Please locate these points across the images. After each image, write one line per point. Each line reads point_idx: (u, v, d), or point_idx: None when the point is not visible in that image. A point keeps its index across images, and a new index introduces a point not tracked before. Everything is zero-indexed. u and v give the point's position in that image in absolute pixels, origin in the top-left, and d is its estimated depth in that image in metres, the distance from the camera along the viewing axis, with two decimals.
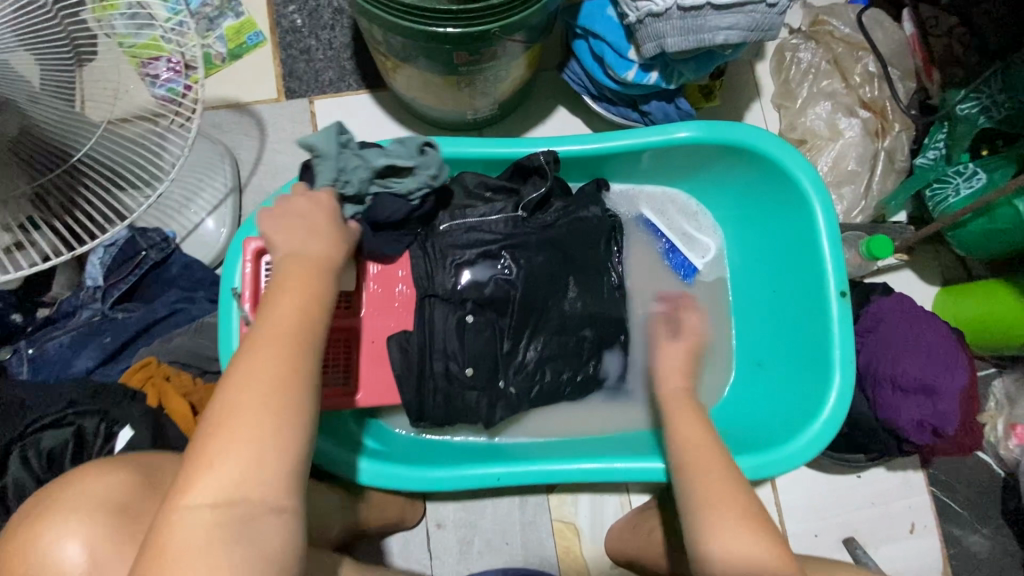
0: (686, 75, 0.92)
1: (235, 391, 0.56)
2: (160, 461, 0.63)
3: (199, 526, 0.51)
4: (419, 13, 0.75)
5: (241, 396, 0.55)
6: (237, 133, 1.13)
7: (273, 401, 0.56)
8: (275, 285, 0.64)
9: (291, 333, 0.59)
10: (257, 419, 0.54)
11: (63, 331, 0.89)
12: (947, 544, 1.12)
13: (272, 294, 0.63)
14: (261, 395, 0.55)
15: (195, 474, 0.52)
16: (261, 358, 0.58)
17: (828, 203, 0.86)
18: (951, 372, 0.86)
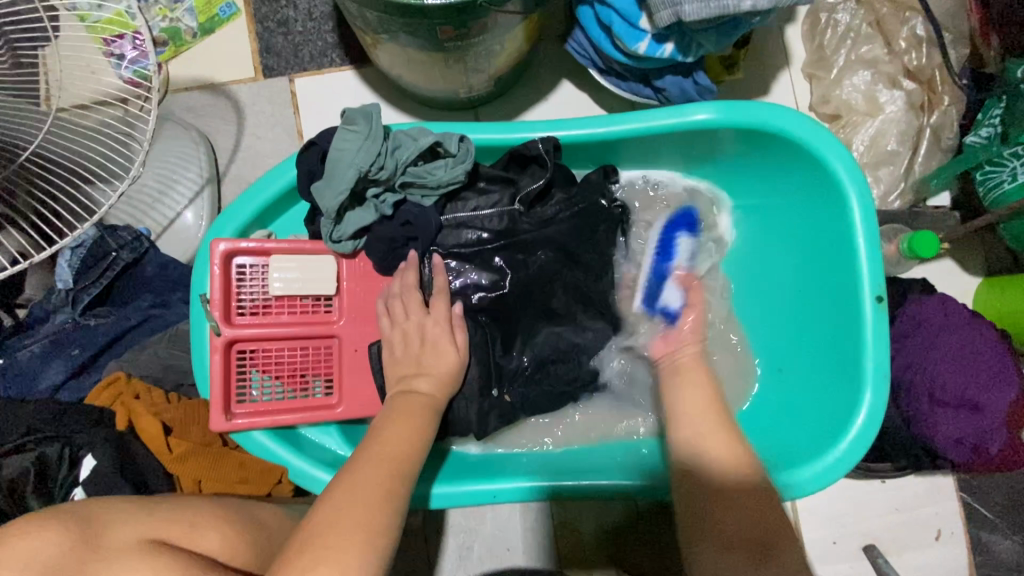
0: (706, 46, 0.80)
1: (388, 434, 0.66)
2: (99, 511, 0.59)
3: (348, 518, 0.56)
4: None
5: (391, 434, 0.66)
6: (213, 117, 1.05)
7: (393, 480, 0.61)
8: (389, 415, 0.70)
9: (429, 402, 0.72)
10: (382, 481, 0.60)
11: (33, 340, 0.84)
12: (974, 551, 1.06)
13: (392, 404, 0.71)
14: (409, 435, 0.67)
15: (323, 524, 0.55)
16: (385, 454, 0.64)
17: (866, 192, 0.75)
18: (998, 385, 0.77)
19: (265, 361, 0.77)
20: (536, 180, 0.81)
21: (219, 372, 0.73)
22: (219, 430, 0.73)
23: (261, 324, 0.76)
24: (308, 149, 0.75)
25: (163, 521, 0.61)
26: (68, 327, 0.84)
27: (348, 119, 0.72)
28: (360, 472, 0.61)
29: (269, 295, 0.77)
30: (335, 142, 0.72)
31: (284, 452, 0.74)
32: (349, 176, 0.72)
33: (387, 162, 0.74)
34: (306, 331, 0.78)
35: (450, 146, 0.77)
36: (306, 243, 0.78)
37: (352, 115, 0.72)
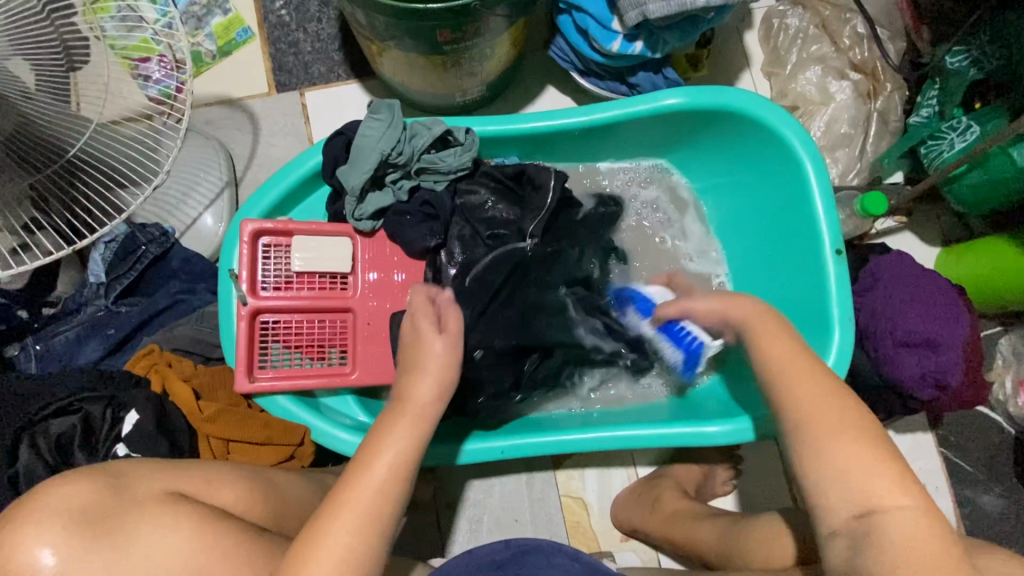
0: (671, 43, 0.92)
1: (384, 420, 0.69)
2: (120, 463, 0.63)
3: (349, 519, 0.61)
4: None
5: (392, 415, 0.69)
6: (229, 129, 1.15)
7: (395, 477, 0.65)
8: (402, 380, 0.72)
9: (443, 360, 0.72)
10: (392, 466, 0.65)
11: (68, 326, 0.90)
12: (958, 504, 1.11)
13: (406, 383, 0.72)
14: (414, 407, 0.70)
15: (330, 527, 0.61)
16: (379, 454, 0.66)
17: (820, 161, 0.85)
18: (952, 326, 0.85)
19: (285, 333, 0.84)
20: (551, 180, 0.90)
21: (244, 338, 0.80)
22: (243, 393, 0.80)
23: (283, 297, 0.83)
24: (337, 135, 0.85)
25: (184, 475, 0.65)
26: (102, 313, 0.91)
27: (375, 109, 0.83)
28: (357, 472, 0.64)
29: (291, 272, 0.85)
30: (362, 129, 0.82)
31: (306, 415, 0.80)
32: (371, 160, 0.82)
33: (406, 148, 0.84)
34: (324, 304, 0.85)
35: (458, 136, 0.87)
36: (325, 225, 0.86)
37: (377, 106, 0.83)
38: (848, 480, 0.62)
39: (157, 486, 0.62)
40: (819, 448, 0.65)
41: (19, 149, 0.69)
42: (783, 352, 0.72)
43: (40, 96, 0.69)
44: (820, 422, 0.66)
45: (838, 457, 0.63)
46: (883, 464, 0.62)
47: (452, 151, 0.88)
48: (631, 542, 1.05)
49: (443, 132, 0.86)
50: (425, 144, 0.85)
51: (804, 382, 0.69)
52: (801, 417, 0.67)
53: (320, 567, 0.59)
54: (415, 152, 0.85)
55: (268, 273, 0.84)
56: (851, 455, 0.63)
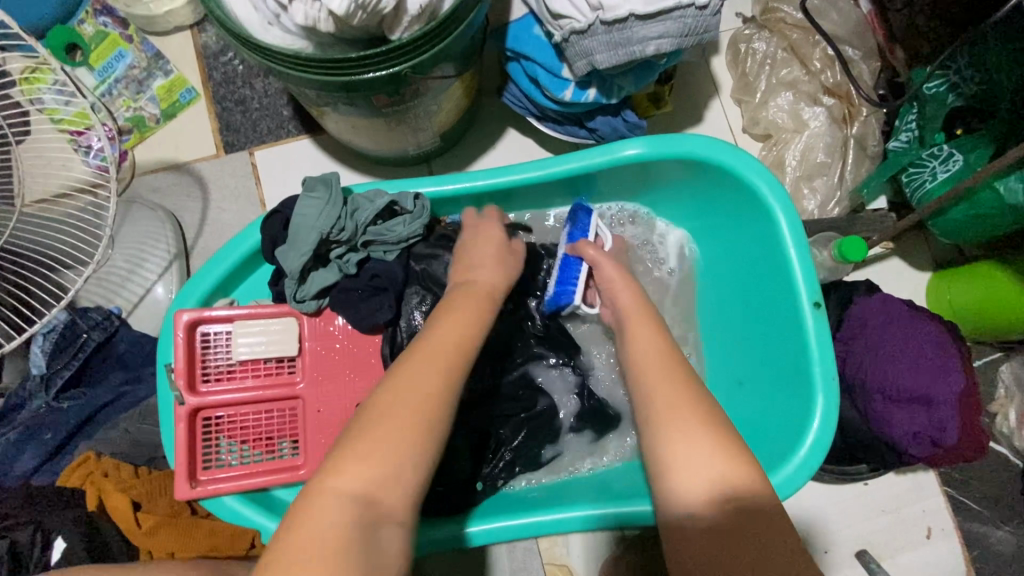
0: (627, 87, 0.86)
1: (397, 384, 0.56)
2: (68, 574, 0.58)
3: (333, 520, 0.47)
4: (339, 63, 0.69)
5: (414, 364, 0.58)
6: (178, 194, 1.10)
7: (453, 376, 0.58)
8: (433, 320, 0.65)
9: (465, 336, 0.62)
10: (422, 421, 0.53)
11: (7, 428, 0.85)
12: (967, 545, 1.05)
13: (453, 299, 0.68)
14: (450, 348, 0.60)
15: (304, 526, 0.46)
16: (436, 352, 0.59)
17: (790, 206, 0.80)
18: (947, 377, 0.78)
19: (231, 427, 0.78)
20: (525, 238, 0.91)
21: (184, 440, 0.74)
22: (186, 498, 0.74)
23: (226, 389, 0.78)
24: (274, 212, 0.80)
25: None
26: (41, 412, 0.86)
27: (309, 185, 0.78)
28: (411, 366, 0.57)
29: (236, 361, 0.79)
30: (298, 206, 0.77)
31: (256, 515, 0.74)
32: (310, 239, 0.76)
33: (347, 224, 0.79)
34: (271, 393, 0.79)
35: (405, 205, 0.82)
36: (267, 307, 0.80)
37: (312, 183, 0.78)
38: (710, 478, 0.57)
39: None
40: (665, 437, 0.59)
41: None
42: (651, 345, 0.69)
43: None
44: (673, 411, 0.61)
45: (685, 458, 0.58)
46: (726, 464, 0.57)
47: (399, 221, 0.83)
48: None
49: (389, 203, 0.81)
50: (368, 215, 0.80)
51: (672, 389, 0.63)
52: (665, 417, 0.61)
53: (300, 575, 0.43)
54: (359, 226, 0.80)
55: (209, 364, 0.78)
56: (681, 453, 0.58)
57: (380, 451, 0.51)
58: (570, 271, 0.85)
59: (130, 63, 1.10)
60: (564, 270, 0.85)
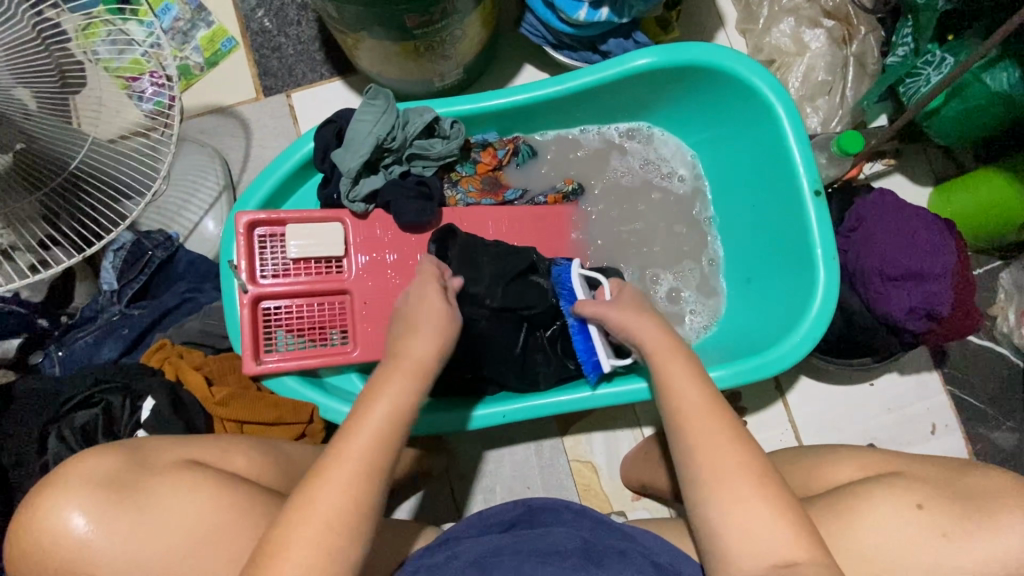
0: (637, 6, 0.94)
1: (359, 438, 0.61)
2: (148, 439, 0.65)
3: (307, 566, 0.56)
4: None
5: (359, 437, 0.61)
6: (222, 135, 1.19)
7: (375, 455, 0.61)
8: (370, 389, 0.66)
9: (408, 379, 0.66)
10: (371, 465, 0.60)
11: (87, 331, 0.95)
12: (970, 440, 1.11)
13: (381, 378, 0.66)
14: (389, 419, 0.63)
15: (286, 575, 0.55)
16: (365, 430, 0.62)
17: (792, 104, 0.87)
18: (939, 256, 0.85)
19: (286, 318, 0.87)
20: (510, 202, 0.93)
21: (248, 325, 0.83)
22: (252, 375, 0.83)
23: (281, 284, 0.86)
24: (329, 122, 0.88)
25: (201, 445, 0.67)
26: (116, 317, 0.96)
27: (370, 95, 0.87)
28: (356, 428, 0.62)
29: (290, 260, 0.88)
30: (357, 115, 0.86)
31: (312, 393, 0.84)
32: (363, 148, 0.86)
33: (398, 134, 0.87)
34: (321, 288, 0.88)
35: (444, 127, 0.91)
36: (316, 212, 0.89)
37: (375, 93, 0.86)
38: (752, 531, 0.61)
39: (176, 456, 0.64)
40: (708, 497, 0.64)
41: (17, 170, 0.75)
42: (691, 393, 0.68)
43: (40, 114, 0.74)
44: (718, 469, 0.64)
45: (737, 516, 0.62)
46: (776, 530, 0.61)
47: (436, 139, 0.91)
48: (642, 500, 1.07)
49: (430, 121, 0.89)
50: (410, 130, 0.88)
51: (718, 436, 0.66)
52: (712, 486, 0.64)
53: None
54: (406, 140, 0.89)
55: (265, 262, 0.87)
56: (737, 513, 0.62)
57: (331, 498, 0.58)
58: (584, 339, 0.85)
59: (175, 15, 1.20)
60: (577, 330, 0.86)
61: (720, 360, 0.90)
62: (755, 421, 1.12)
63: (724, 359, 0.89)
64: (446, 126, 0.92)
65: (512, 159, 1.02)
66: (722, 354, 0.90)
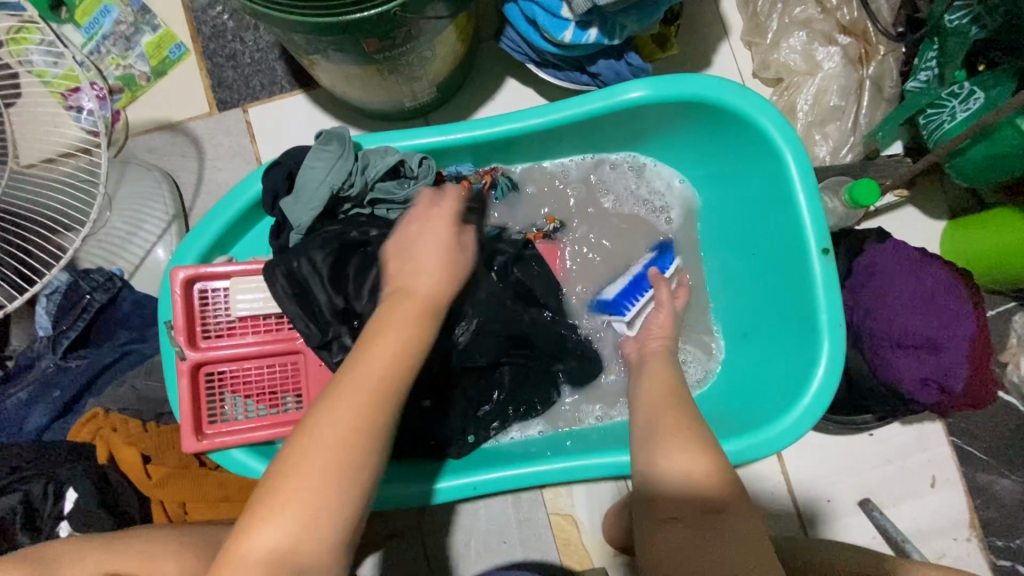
0: (629, 26, 0.82)
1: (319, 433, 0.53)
2: (59, 552, 0.58)
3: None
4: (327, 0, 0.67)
5: (309, 438, 0.53)
6: (173, 154, 1.08)
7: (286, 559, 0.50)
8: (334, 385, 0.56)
9: (379, 384, 0.55)
10: (334, 467, 0.52)
11: (20, 386, 0.87)
12: (971, 493, 1.05)
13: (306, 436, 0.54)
14: (340, 443, 0.53)
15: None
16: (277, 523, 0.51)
17: (800, 148, 0.77)
18: (955, 322, 0.77)
19: (234, 382, 0.79)
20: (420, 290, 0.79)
21: (188, 396, 0.75)
22: (193, 451, 0.75)
23: (226, 345, 0.78)
24: (276, 163, 0.78)
25: (118, 554, 0.59)
26: (51, 370, 0.88)
27: (324, 138, 0.76)
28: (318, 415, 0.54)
29: (236, 316, 0.79)
30: (309, 160, 0.76)
31: (265, 468, 0.75)
32: (316, 198, 0.76)
33: (357, 180, 0.78)
34: (271, 350, 0.79)
35: (411, 167, 0.81)
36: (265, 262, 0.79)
37: (328, 136, 0.76)
38: (690, 476, 0.64)
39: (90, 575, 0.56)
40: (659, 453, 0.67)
41: None
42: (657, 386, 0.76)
43: None
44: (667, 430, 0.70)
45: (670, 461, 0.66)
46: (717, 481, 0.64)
47: (399, 183, 0.82)
48: (624, 557, 1.01)
49: (395, 163, 0.79)
50: (370, 175, 0.79)
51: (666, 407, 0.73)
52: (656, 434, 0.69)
53: None
54: (365, 185, 0.79)
55: (209, 322, 0.78)
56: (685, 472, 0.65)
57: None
58: (638, 289, 0.87)
59: (116, 18, 1.07)
60: (634, 283, 0.88)
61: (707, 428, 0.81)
62: (746, 472, 1.05)
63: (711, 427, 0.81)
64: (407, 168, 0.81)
65: (489, 192, 0.91)
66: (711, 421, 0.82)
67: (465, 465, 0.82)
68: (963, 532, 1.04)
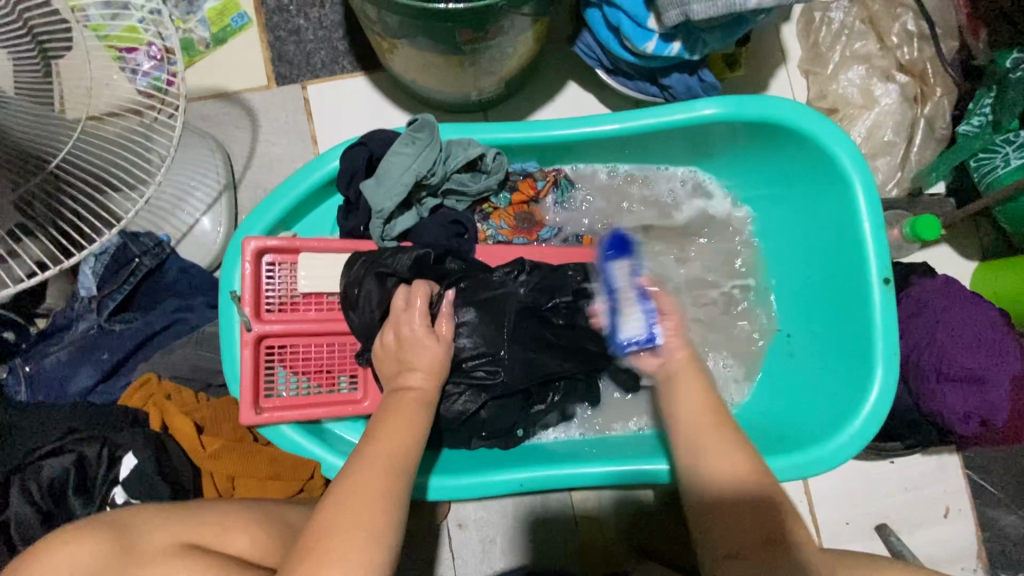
0: (712, 43, 0.84)
1: (374, 448, 0.59)
2: (134, 513, 0.57)
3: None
4: None
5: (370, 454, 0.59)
6: (227, 124, 1.06)
7: (391, 487, 0.56)
8: (381, 412, 0.64)
9: (425, 393, 0.66)
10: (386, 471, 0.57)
11: (60, 346, 0.85)
12: (981, 526, 1.08)
13: (391, 403, 0.64)
14: (394, 455, 0.59)
15: None
16: (380, 458, 0.58)
17: (870, 178, 0.79)
18: (1001, 360, 0.80)
19: (291, 359, 0.78)
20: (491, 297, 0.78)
21: (249, 367, 0.74)
22: (248, 424, 0.74)
23: (289, 320, 0.77)
24: (359, 144, 0.78)
25: (195, 523, 0.58)
26: (94, 333, 0.85)
27: (415, 127, 0.77)
28: (378, 436, 0.60)
29: (298, 292, 0.78)
30: (396, 146, 0.76)
31: (318, 447, 0.74)
32: (397, 184, 0.76)
33: (439, 170, 0.79)
34: (332, 328, 0.78)
35: (487, 162, 0.82)
36: (334, 241, 0.79)
37: (420, 125, 0.76)
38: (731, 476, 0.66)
39: (169, 539, 0.56)
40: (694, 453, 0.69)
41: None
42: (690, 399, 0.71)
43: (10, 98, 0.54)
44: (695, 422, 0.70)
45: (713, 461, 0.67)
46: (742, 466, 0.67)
47: (474, 176, 0.83)
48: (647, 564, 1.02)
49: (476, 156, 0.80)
50: (451, 166, 0.80)
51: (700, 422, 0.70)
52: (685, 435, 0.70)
53: None
54: (445, 176, 0.80)
55: (273, 292, 0.77)
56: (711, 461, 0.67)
57: (348, 538, 0.52)
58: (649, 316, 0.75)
59: None
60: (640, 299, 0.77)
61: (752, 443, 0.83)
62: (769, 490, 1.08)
63: (757, 442, 0.83)
64: (482, 163, 0.83)
65: (550, 192, 0.92)
66: (756, 436, 0.84)
67: (513, 460, 0.82)
68: (971, 563, 1.07)
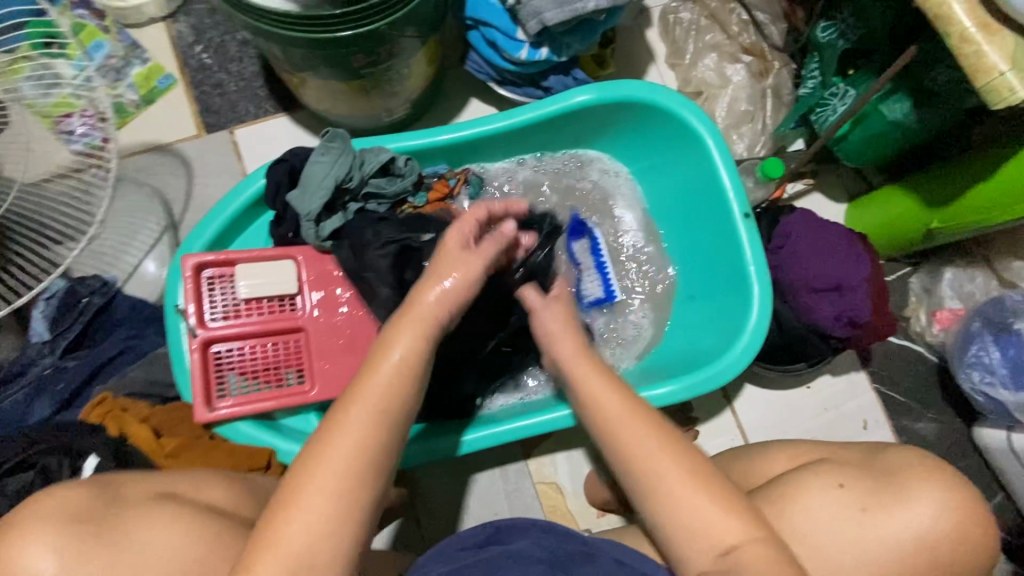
0: (574, 46, 1.00)
1: (374, 379, 0.63)
2: (118, 476, 0.62)
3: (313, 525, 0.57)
4: (322, 20, 0.80)
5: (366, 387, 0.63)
6: (162, 173, 1.15)
7: (381, 415, 0.62)
8: (387, 337, 0.66)
9: (431, 316, 0.67)
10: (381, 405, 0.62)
11: (15, 388, 0.89)
12: (897, 433, 1.20)
13: (394, 328, 0.67)
14: (389, 386, 0.63)
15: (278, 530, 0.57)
16: (375, 392, 0.62)
17: (717, 134, 0.94)
18: (855, 266, 0.94)
19: (239, 361, 0.86)
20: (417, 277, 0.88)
21: (199, 370, 0.82)
22: (203, 423, 0.82)
23: (232, 326, 0.85)
24: (280, 161, 0.89)
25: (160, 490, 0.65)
26: (49, 370, 0.91)
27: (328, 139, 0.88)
28: (375, 368, 0.64)
29: (239, 300, 0.87)
30: (315, 157, 0.87)
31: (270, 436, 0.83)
32: (320, 191, 0.87)
33: (356, 174, 0.89)
34: (273, 329, 0.87)
35: (399, 166, 0.93)
36: (268, 250, 0.88)
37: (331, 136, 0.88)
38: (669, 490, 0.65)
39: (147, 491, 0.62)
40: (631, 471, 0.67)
41: None
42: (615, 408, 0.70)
43: None
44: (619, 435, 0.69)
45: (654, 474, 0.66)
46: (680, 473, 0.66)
47: (390, 178, 0.93)
48: (606, 515, 1.09)
49: (387, 160, 0.91)
50: (366, 169, 0.90)
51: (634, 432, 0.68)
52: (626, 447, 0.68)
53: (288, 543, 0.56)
54: (363, 180, 0.90)
55: (217, 303, 0.86)
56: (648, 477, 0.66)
57: (334, 471, 0.59)
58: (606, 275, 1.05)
59: (107, 53, 1.16)
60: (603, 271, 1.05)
61: (667, 374, 0.94)
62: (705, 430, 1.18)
63: (672, 373, 0.94)
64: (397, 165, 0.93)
65: (462, 189, 1.03)
66: (671, 369, 0.95)
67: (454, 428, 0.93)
68: None
